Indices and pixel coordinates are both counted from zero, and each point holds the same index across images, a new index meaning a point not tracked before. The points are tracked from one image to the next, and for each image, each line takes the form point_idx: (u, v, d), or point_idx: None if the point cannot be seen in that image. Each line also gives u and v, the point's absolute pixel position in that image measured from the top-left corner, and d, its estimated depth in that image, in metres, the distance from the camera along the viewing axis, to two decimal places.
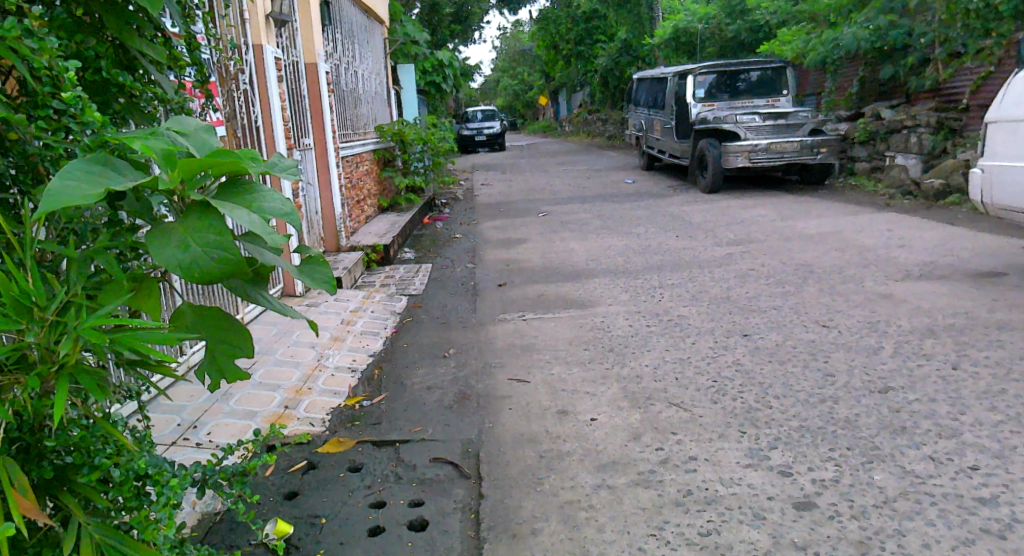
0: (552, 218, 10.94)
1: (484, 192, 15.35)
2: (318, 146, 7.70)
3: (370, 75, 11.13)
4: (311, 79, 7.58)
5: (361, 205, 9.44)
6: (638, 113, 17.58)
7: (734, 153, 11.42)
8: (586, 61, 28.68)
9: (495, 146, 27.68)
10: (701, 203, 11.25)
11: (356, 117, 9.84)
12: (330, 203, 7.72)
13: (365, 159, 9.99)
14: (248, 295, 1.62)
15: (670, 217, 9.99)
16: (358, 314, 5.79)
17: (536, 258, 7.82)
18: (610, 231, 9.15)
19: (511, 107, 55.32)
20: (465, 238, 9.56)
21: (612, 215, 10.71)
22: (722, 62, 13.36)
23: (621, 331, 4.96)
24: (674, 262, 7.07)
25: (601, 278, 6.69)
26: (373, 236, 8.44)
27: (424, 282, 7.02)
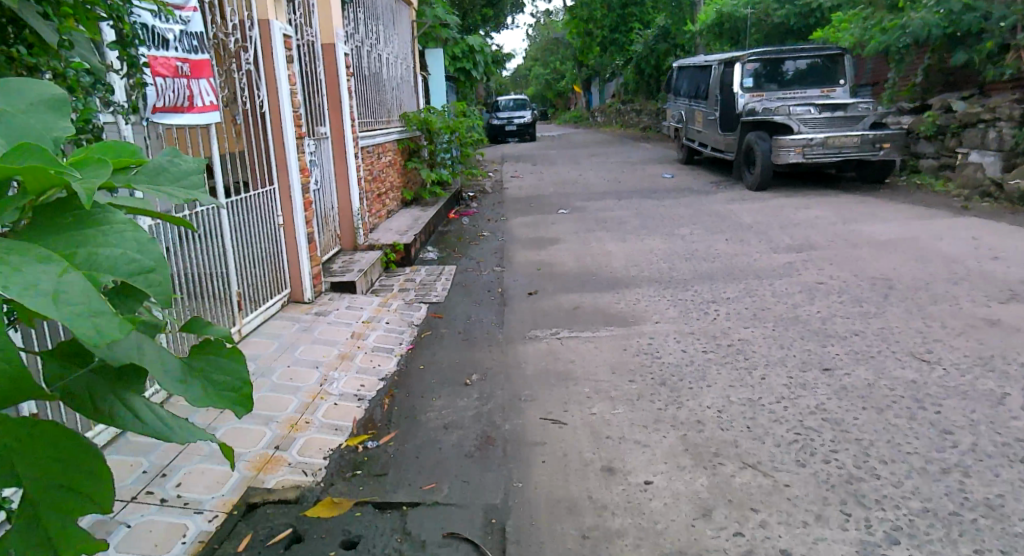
0: (588, 214, 10.22)
1: (514, 185, 14.64)
2: (336, 136, 7.04)
3: (397, 58, 10.45)
4: (328, 62, 6.89)
5: (381, 199, 8.80)
6: (678, 103, 16.70)
7: (786, 148, 10.54)
8: (622, 49, 27.74)
9: (525, 136, 26.92)
10: (749, 201, 10.42)
11: (380, 103, 9.17)
12: (349, 198, 7.12)
13: (388, 149, 9.34)
14: (94, 408, 1.24)
15: (716, 217, 9.20)
16: (371, 326, 5.11)
17: (572, 262, 7.12)
18: (653, 232, 8.41)
19: (542, 96, 54.45)
20: (493, 236, 8.88)
21: (653, 213, 9.94)
22: (773, 48, 12.44)
23: (674, 358, 4.24)
24: (727, 270, 6.32)
25: (646, 288, 5.97)
26: (393, 233, 7.79)
27: (447, 288, 6.35)
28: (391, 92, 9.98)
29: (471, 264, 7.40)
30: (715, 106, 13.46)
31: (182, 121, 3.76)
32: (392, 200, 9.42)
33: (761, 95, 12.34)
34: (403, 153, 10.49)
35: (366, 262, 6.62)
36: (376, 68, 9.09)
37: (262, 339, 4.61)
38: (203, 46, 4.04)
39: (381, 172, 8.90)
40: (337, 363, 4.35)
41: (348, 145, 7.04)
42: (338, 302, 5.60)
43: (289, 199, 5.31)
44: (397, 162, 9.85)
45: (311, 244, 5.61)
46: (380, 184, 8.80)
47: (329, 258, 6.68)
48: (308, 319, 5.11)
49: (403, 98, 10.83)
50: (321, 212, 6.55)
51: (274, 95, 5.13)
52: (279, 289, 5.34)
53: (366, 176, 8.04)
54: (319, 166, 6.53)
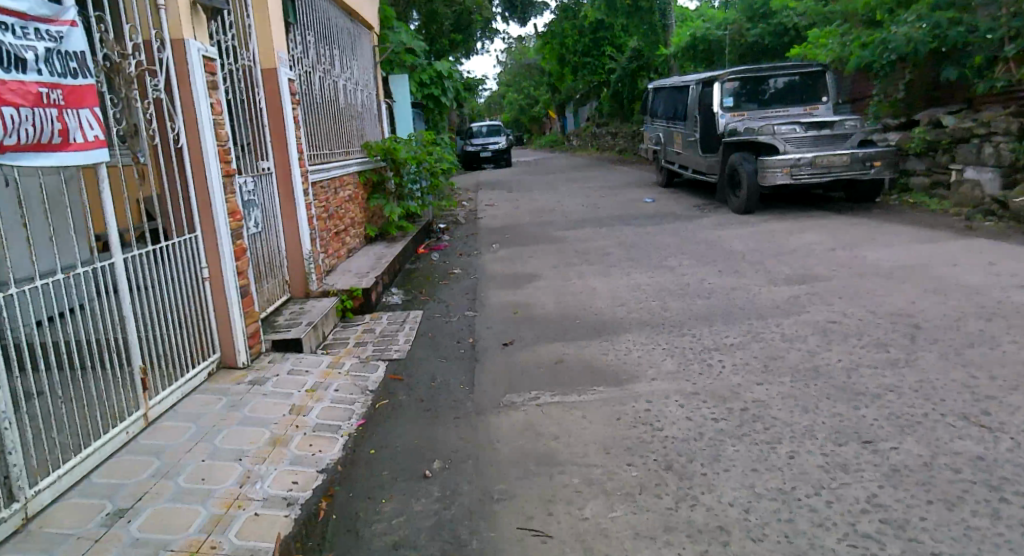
0: (567, 245, 9.54)
1: (489, 214, 13.94)
2: (281, 170, 6.32)
3: (356, 85, 9.74)
4: (269, 89, 6.20)
5: (340, 237, 8.04)
6: (656, 125, 16.19)
7: (774, 169, 9.92)
8: (595, 72, 27.35)
9: (501, 162, 26.29)
10: (737, 226, 9.81)
11: (337, 133, 8.46)
12: (298, 239, 6.39)
13: (348, 183, 8.61)
14: None
15: (704, 245, 8.56)
16: (317, 397, 4.36)
17: (551, 303, 6.38)
18: (638, 265, 7.72)
19: (517, 123, 54.20)
20: (465, 274, 8.13)
21: (636, 242, 9.29)
22: (752, 66, 11.91)
23: (679, 429, 3.50)
24: (726, 308, 5.63)
25: (635, 333, 5.25)
26: (352, 276, 7.04)
27: (409, 340, 5.60)
28: (350, 121, 9.25)
29: (439, 309, 6.64)
30: (695, 127, 12.90)
31: (45, 160, 3.11)
32: (354, 238, 8.66)
33: (742, 114, 11.78)
34: (367, 186, 9.75)
35: (318, 314, 5.84)
36: (331, 95, 8.38)
37: (175, 424, 3.90)
38: (85, 70, 3.39)
39: (340, 209, 8.16)
40: (266, 453, 3.60)
41: (296, 181, 6.33)
42: (279, 366, 4.83)
43: (214, 247, 4.57)
44: (359, 197, 9.11)
45: (247, 298, 4.85)
46: (338, 222, 8.05)
47: (274, 311, 5.90)
48: (239, 392, 4.34)
49: (365, 127, 10.11)
50: (263, 257, 5.82)
51: (191, 127, 4.42)
52: (205, 353, 4.60)
53: (320, 214, 7.28)
54: (259, 206, 5.81)
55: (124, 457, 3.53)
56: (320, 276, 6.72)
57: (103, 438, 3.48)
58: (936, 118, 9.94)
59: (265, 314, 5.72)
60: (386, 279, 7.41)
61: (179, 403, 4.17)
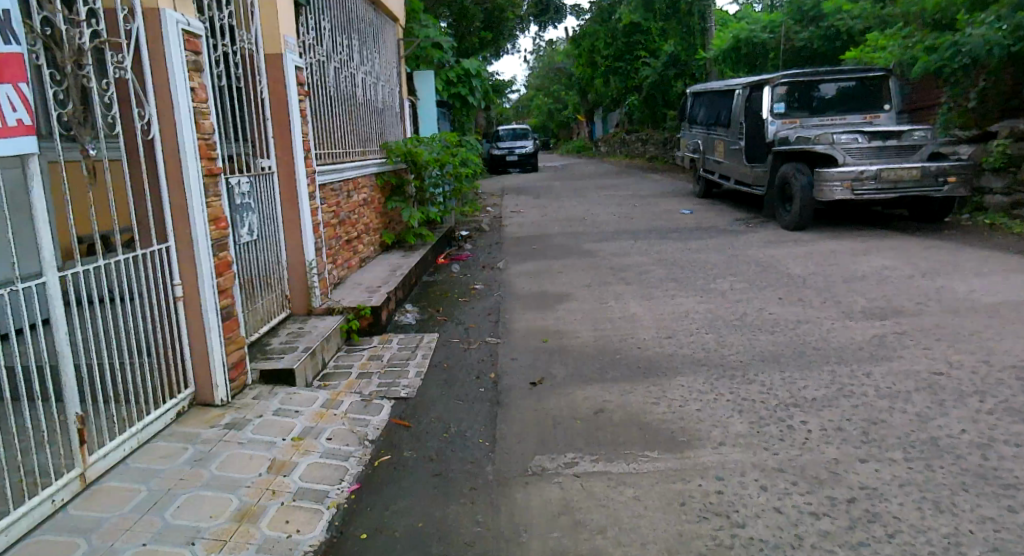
0: (600, 260, 8.71)
1: (515, 222, 13.13)
2: (284, 170, 5.51)
3: (377, 80, 8.96)
4: (274, 78, 5.40)
5: (352, 245, 7.28)
6: (695, 132, 15.29)
7: (832, 184, 9.04)
8: (626, 78, 26.47)
9: (527, 167, 25.47)
10: (789, 245, 8.90)
11: (352, 129, 7.67)
12: (301, 249, 5.60)
13: (363, 185, 7.84)
14: None
15: (756, 266, 7.67)
16: (304, 452, 3.52)
17: (585, 332, 5.55)
18: (682, 288, 6.85)
19: (545, 127, 53.45)
20: (488, 290, 7.31)
21: (678, 259, 8.44)
22: (808, 70, 10.91)
23: (768, 528, 2.65)
24: (797, 348, 4.75)
25: (690, 376, 4.40)
26: (362, 291, 6.26)
27: (422, 372, 4.81)
28: (368, 118, 8.47)
29: (458, 332, 5.83)
30: (740, 134, 11.99)
31: None
32: (367, 247, 7.89)
33: (795, 121, 10.84)
34: (385, 189, 8.97)
35: (316, 336, 5.05)
36: (348, 89, 7.60)
37: (122, 486, 3.01)
38: (10, 34, 2.60)
39: (353, 214, 7.40)
40: (228, 534, 2.75)
41: (300, 182, 5.53)
42: (264, 404, 3.99)
43: (191, 262, 3.77)
44: (375, 201, 8.34)
45: (229, 322, 4.03)
46: (350, 228, 7.28)
47: (268, 331, 5.10)
48: (209, 439, 3.49)
49: (385, 126, 9.35)
50: (257, 270, 5.03)
51: (166, 114, 3.61)
52: (175, 389, 3.78)
53: (329, 219, 6.51)
54: (254, 211, 5.01)
55: (44, 536, 2.65)
56: (326, 290, 5.91)
57: (19, 511, 2.62)
58: (1016, 129, 9.04)
59: (255, 336, 4.91)
60: (399, 294, 6.63)
61: (135, 453, 3.33)
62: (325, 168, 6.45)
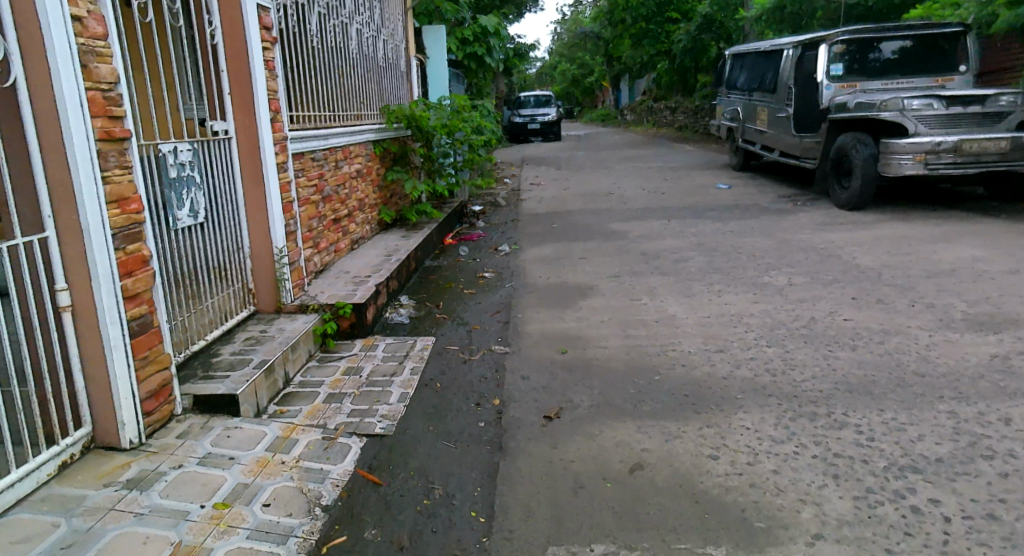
0: (630, 243, 7.63)
1: (534, 195, 12.05)
2: (244, 134, 4.43)
3: (378, 33, 7.84)
4: (229, 17, 4.29)
5: (341, 225, 6.26)
6: (734, 97, 14.04)
7: (901, 158, 7.98)
8: (656, 41, 24.98)
9: (549, 136, 24.24)
10: (847, 228, 7.75)
11: (342, 88, 6.57)
12: (267, 233, 4.56)
13: (358, 156, 6.80)
14: None
15: (814, 254, 6.55)
16: (224, 532, 2.53)
17: (614, 342, 4.50)
18: (729, 282, 5.76)
19: (569, 94, 51.86)
20: (499, 280, 6.28)
21: (721, 244, 7.33)
22: (871, 26, 9.60)
23: None
24: (891, 375, 3.66)
25: (756, 411, 3.34)
26: (349, 283, 5.25)
27: (409, 393, 3.79)
28: (366, 77, 7.36)
29: (459, 337, 4.82)
30: (788, 99, 10.80)
31: None
32: (361, 226, 6.87)
33: (853, 84, 9.66)
34: (386, 159, 7.92)
35: (277, 344, 4.04)
36: (337, 42, 6.48)
37: None
38: None
39: (344, 189, 6.37)
40: None
41: (265, 150, 4.45)
42: (190, 447, 3.01)
43: (81, 262, 2.76)
44: (373, 172, 7.30)
45: (143, 337, 3.00)
46: (341, 206, 6.26)
47: (220, 337, 4.09)
48: (94, 511, 2.56)
49: (388, 88, 8.25)
50: (206, 262, 4.01)
51: (34, 51, 2.59)
52: (61, 431, 2.80)
53: (311, 194, 5.48)
54: (201, 187, 3.95)
55: None
56: (301, 283, 4.90)
57: None
58: None
59: (202, 344, 3.91)
60: (392, 285, 5.63)
61: None
62: (308, 131, 5.40)
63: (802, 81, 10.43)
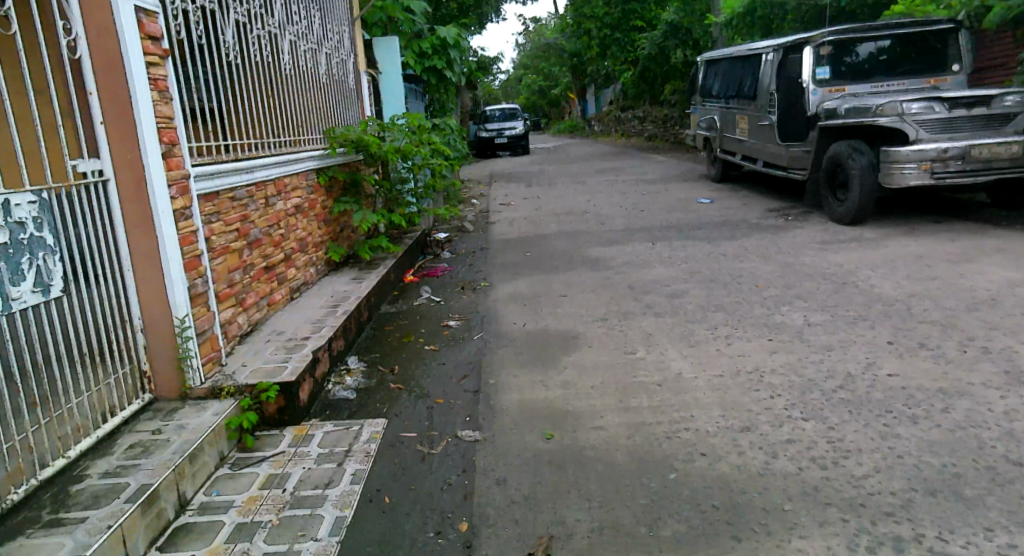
0: (614, 274, 6.77)
1: (504, 217, 11.15)
2: (126, 178, 3.46)
3: (318, 46, 6.92)
4: (97, 28, 3.34)
5: (277, 273, 5.29)
6: (710, 105, 13.36)
7: (904, 167, 7.26)
8: (623, 50, 24.36)
9: (517, 150, 23.43)
10: (852, 246, 6.99)
11: (271, 109, 5.64)
12: (164, 298, 3.60)
13: (296, 189, 5.84)
14: None
15: (826, 282, 5.74)
16: None
17: (612, 419, 3.60)
18: (737, 324, 4.90)
19: (535, 106, 51.28)
20: (466, 329, 5.35)
21: (716, 271, 6.51)
22: (856, 24, 8.93)
23: None
24: (977, 465, 2.79)
25: (815, 535, 2.47)
26: (281, 351, 4.27)
27: (348, 520, 2.84)
28: (303, 95, 6.43)
29: (417, 416, 3.88)
30: (769, 106, 10.12)
31: None
32: (304, 269, 5.91)
33: (841, 89, 9.02)
34: (334, 188, 6.96)
35: (169, 453, 3.08)
36: (264, 55, 5.56)
37: None
38: None
39: (279, 228, 5.40)
40: None
41: (154, 194, 3.50)
42: None
43: None
44: (317, 206, 6.35)
45: None
46: (276, 250, 5.30)
47: (93, 447, 3.15)
48: None
49: (332, 107, 7.31)
50: (72, 351, 3.10)
51: None
52: None
53: (233, 241, 4.51)
54: (57, 255, 3.08)
55: None
56: (214, 355, 3.94)
57: None
58: None
59: (62, 463, 2.99)
60: (337, 345, 4.66)
61: None
62: (227, 163, 4.48)
63: (784, 86, 9.81)
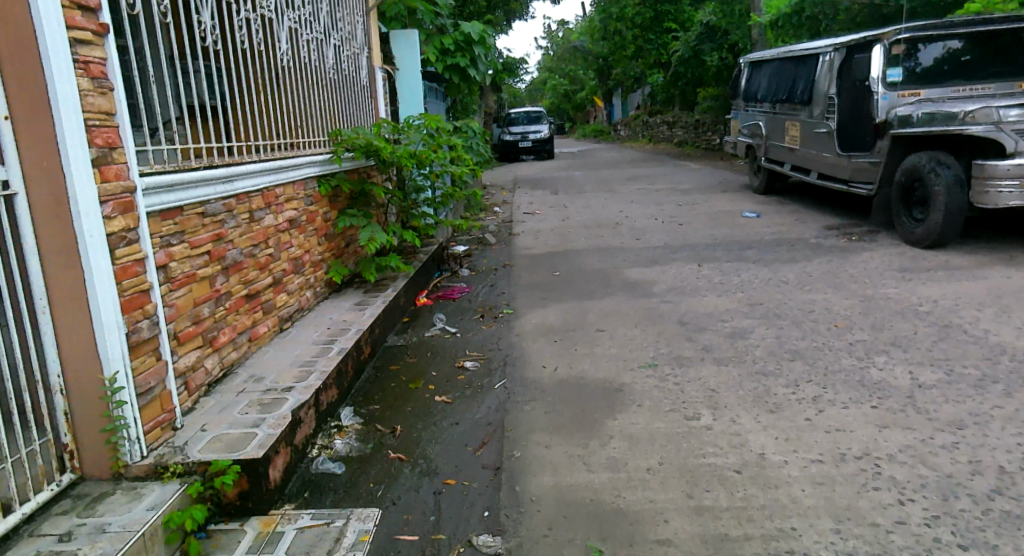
0: (659, 303, 5.84)
1: (529, 228, 10.24)
2: (42, 191, 2.60)
3: (326, 36, 6.07)
4: None
5: (262, 302, 4.42)
6: (754, 110, 12.38)
7: (1000, 185, 6.38)
8: (655, 53, 23.39)
9: (542, 154, 22.49)
10: (938, 276, 6.01)
11: (257, 107, 4.80)
12: (92, 350, 2.69)
13: (291, 200, 4.97)
14: None
15: (921, 324, 4.77)
16: None
17: (683, 527, 2.68)
18: (823, 380, 3.94)
19: (559, 109, 50.36)
20: (486, 374, 4.43)
21: (780, 304, 5.55)
22: (935, 21, 7.92)
23: None
24: None
25: None
26: (254, 409, 3.39)
27: None
28: (305, 92, 5.59)
29: (421, 505, 2.97)
30: (828, 112, 9.15)
31: None
32: (298, 293, 5.03)
33: (917, 92, 8.04)
34: (339, 199, 6.09)
35: None
36: (255, 44, 4.71)
37: None
38: None
39: (268, 247, 4.53)
40: None
41: (79, 215, 2.61)
42: None
43: None
44: (317, 219, 5.48)
45: None
46: (262, 274, 4.43)
47: None
48: None
49: (342, 107, 6.46)
50: None
51: None
52: None
53: (202, 266, 3.66)
54: None
55: None
56: (165, 416, 3.03)
57: None
58: None
59: None
60: (327, 397, 3.78)
61: None
62: (201, 171, 3.64)
63: (846, 89, 8.85)
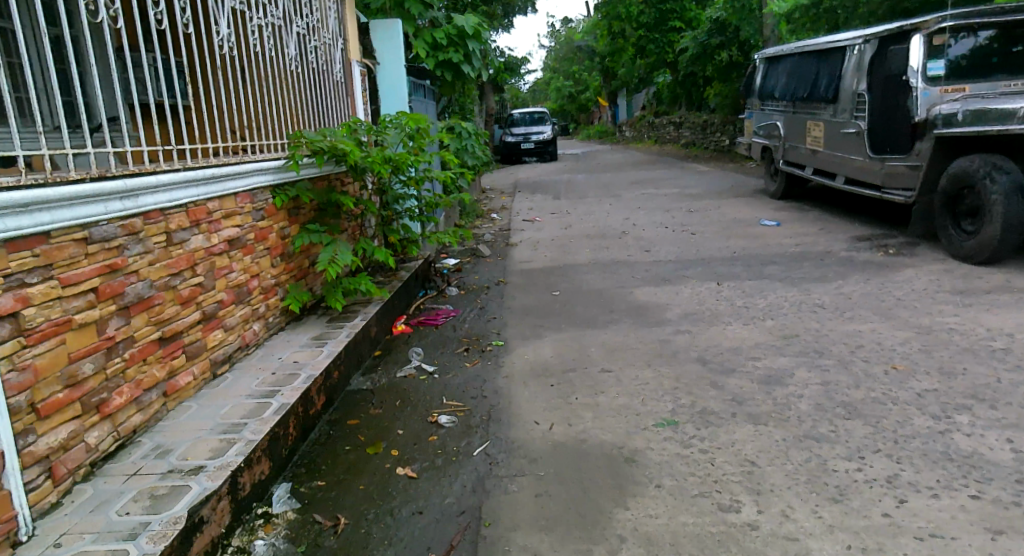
0: (674, 333, 4.96)
1: (527, 238, 9.37)
2: None
3: (287, 23, 5.18)
4: None
5: (188, 345, 3.54)
6: (771, 108, 11.49)
7: None
8: (660, 52, 22.49)
9: (545, 156, 21.62)
10: (1003, 301, 5.12)
11: (181, 103, 3.94)
12: None
13: (232, 216, 4.08)
14: None
15: (1002, 367, 3.87)
16: None
17: None
18: (895, 450, 3.04)
19: (563, 110, 49.49)
20: (464, 435, 3.52)
21: (819, 336, 4.66)
22: (984, 9, 7.03)
23: None
24: None
25: None
26: (139, 506, 2.53)
27: None
28: (259, 89, 4.70)
29: None
30: (856, 111, 8.28)
31: None
32: (240, 328, 4.13)
33: (962, 88, 7.16)
34: (302, 211, 5.22)
35: None
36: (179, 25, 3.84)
37: None
38: None
39: (197, 274, 3.64)
40: None
41: None
42: None
43: None
44: (270, 236, 4.59)
45: None
46: (187, 309, 3.53)
47: None
48: None
49: (309, 106, 5.59)
50: None
51: None
52: None
53: (85, 307, 2.79)
54: None
55: None
56: None
57: None
58: None
59: None
60: (253, 478, 2.90)
61: None
62: (85, 185, 2.78)
63: (878, 85, 8.04)
